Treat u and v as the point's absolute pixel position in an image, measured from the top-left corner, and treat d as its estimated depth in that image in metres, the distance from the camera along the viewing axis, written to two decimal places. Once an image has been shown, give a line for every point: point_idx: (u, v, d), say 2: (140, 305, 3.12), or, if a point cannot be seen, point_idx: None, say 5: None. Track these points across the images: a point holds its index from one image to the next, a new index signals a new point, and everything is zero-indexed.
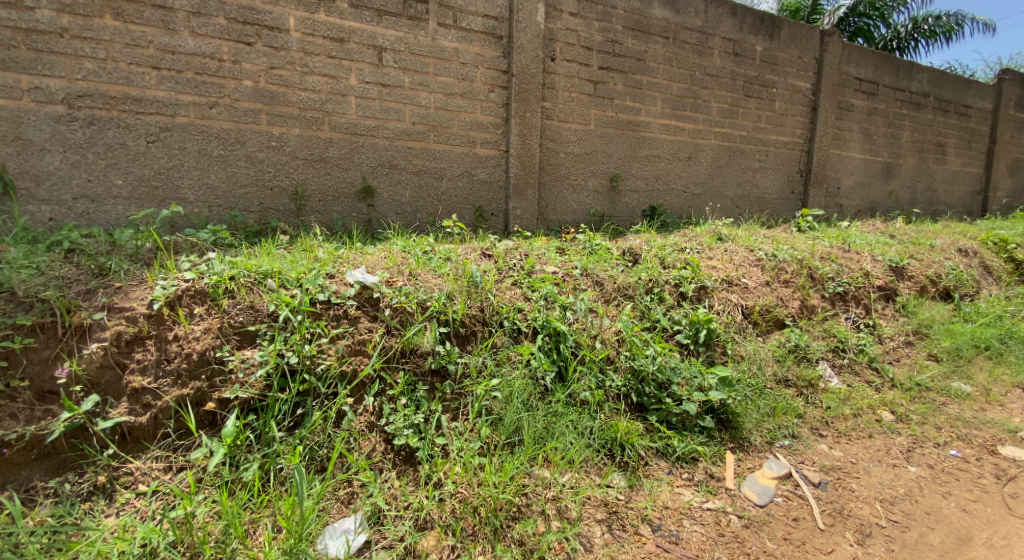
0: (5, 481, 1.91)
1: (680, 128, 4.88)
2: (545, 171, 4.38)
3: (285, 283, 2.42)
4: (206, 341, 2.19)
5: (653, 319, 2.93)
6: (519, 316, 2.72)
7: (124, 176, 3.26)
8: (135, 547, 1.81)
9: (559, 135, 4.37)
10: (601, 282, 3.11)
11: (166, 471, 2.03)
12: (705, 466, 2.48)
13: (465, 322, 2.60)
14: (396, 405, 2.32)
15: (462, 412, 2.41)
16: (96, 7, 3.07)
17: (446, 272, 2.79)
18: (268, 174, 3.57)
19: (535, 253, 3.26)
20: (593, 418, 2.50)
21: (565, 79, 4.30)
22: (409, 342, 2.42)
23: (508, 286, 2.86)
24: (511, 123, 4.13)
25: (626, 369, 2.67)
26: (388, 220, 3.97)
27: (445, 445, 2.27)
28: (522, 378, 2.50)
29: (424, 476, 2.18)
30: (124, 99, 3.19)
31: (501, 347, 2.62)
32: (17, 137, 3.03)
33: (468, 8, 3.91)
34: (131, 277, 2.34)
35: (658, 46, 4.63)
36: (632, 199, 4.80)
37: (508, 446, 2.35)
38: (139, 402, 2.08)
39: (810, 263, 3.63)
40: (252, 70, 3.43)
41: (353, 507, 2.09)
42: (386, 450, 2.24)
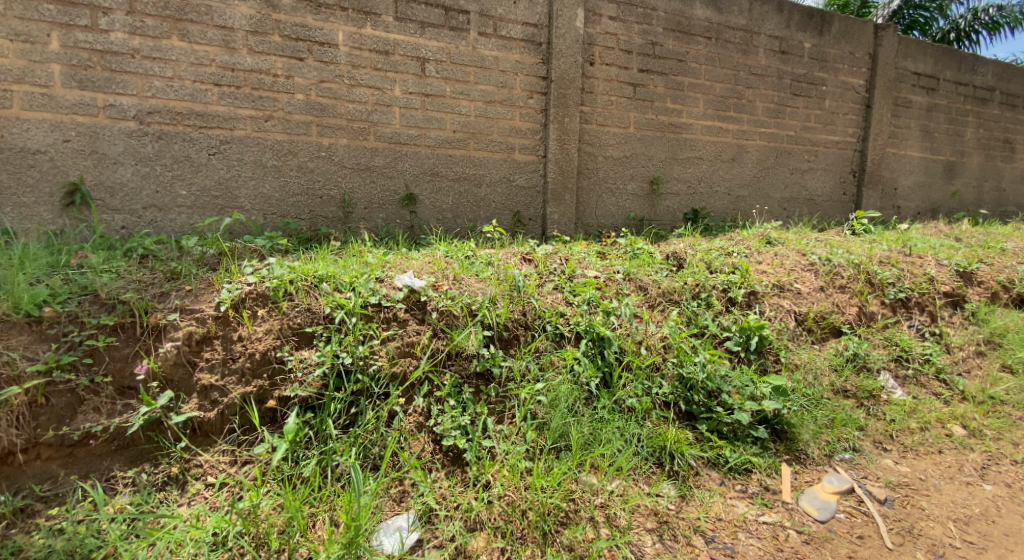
0: (89, 470, 2.04)
1: (724, 130, 4.81)
2: (583, 175, 4.38)
3: (339, 287, 2.50)
4: (267, 341, 2.29)
5: (701, 325, 2.89)
6: (562, 321, 2.72)
7: (188, 186, 3.44)
8: (207, 536, 1.90)
9: (599, 139, 4.37)
10: (645, 287, 3.08)
11: (232, 465, 2.13)
12: (760, 478, 2.43)
13: (508, 326, 2.63)
14: (443, 406, 2.36)
15: (507, 416, 2.43)
16: (164, 29, 3.26)
17: (488, 276, 2.82)
18: (318, 183, 3.71)
19: (576, 258, 3.24)
20: (640, 426, 2.48)
21: (604, 83, 4.31)
22: (455, 345, 2.47)
23: (550, 291, 2.87)
24: (550, 128, 4.16)
25: (674, 376, 2.64)
26: (430, 225, 4.05)
27: (491, 447, 2.30)
28: (566, 382, 2.50)
29: (472, 477, 2.21)
30: (188, 115, 3.37)
31: (545, 351, 2.63)
32: (94, 151, 3.23)
33: (508, 16, 3.97)
34: (198, 281, 2.47)
35: (701, 47, 4.58)
36: (674, 202, 4.75)
37: (555, 451, 2.36)
38: (207, 398, 2.18)
39: (868, 268, 3.51)
40: (304, 83, 3.57)
41: (405, 506, 2.14)
42: (435, 451, 2.28)
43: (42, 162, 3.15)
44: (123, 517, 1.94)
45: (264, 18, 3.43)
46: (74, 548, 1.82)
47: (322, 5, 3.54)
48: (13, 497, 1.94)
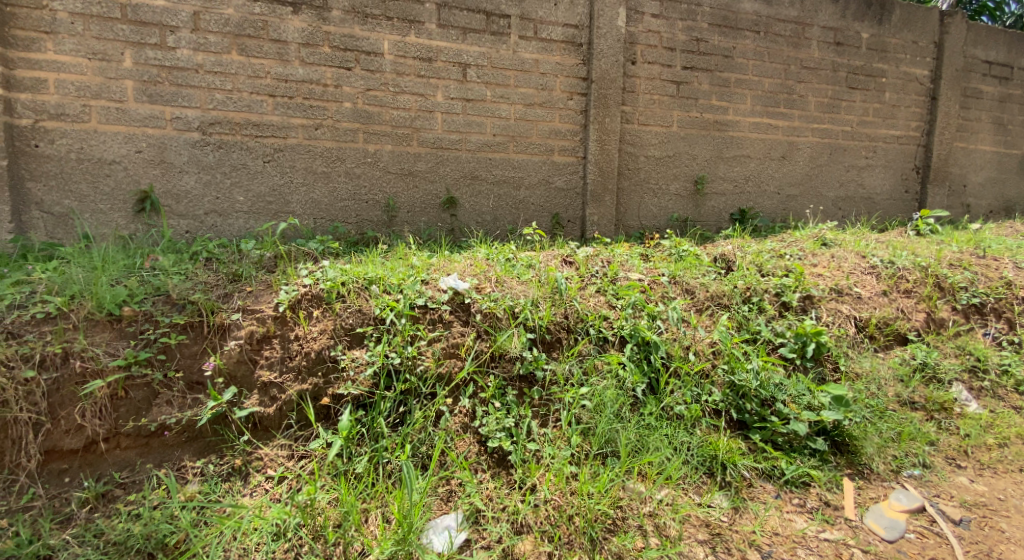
0: (162, 460, 2.16)
1: (773, 127, 4.70)
2: (624, 175, 4.36)
3: (388, 289, 2.57)
4: (322, 341, 2.37)
5: (753, 330, 2.84)
6: (605, 325, 2.71)
7: (245, 193, 3.61)
8: (269, 526, 1.99)
9: (640, 139, 4.34)
10: (692, 291, 3.04)
11: (289, 458, 2.22)
12: (819, 492, 2.37)
13: (550, 329, 2.64)
14: (488, 408, 2.40)
15: (551, 419, 2.45)
16: (225, 45, 3.43)
17: (530, 279, 2.85)
18: (364, 188, 3.82)
19: (618, 260, 3.21)
20: (690, 433, 2.46)
21: (646, 82, 4.28)
22: (499, 346, 2.51)
23: (592, 294, 2.86)
24: (590, 129, 4.16)
25: (725, 384, 2.60)
26: (470, 228, 4.11)
27: (537, 450, 2.32)
28: (611, 386, 2.50)
29: (518, 479, 2.24)
30: (246, 125, 3.53)
31: (589, 355, 2.63)
32: (162, 161, 3.43)
33: (549, 18, 4.00)
34: (258, 283, 2.59)
35: (748, 41, 4.49)
36: (720, 202, 4.67)
37: (601, 457, 2.37)
38: (267, 394, 2.29)
39: (937, 271, 3.37)
40: (352, 92, 3.69)
41: (453, 505, 2.17)
42: (481, 452, 2.32)
43: (116, 171, 3.36)
44: (193, 505, 2.05)
45: (315, 30, 3.57)
46: (150, 533, 1.93)
47: (368, 15, 3.65)
48: (96, 483, 2.07)
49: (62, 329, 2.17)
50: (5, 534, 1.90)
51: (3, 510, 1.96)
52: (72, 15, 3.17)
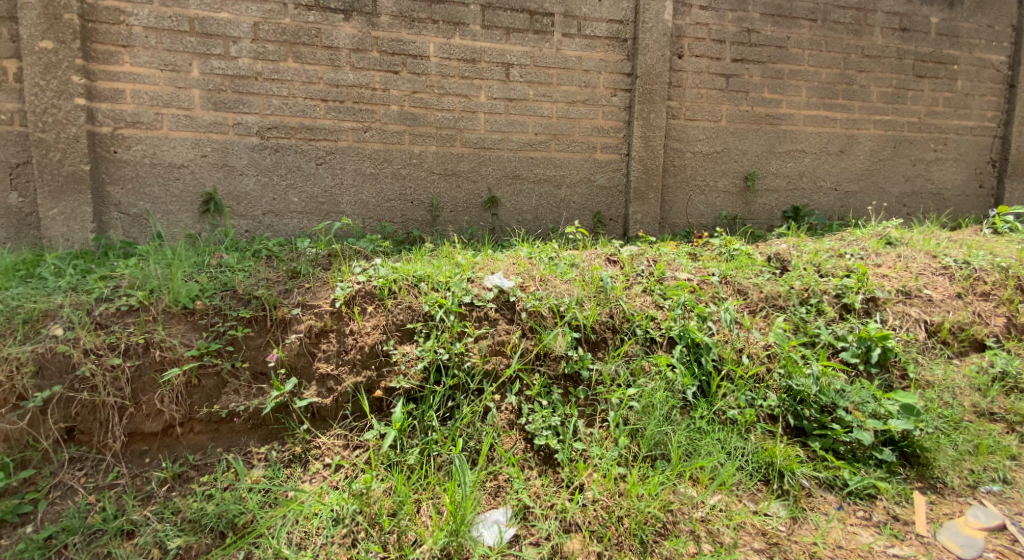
0: (230, 445, 2.29)
1: (830, 119, 4.58)
2: (670, 172, 4.34)
3: (436, 286, 2.65)
4: (375, 335, 2.47)
5: (812, 333, 2.79)
6: (652, 325, 2.72)
7: (300, 194, 3.77)
8: (329, 512, 2.10)
9: (686, 134, 4.31)
10: (745, 291, 3.01)
11: (345, 448, 2.32)
12: (886, 506, 2.32)
13: (595, 329, 2.67)
14: (534, 406, 2.45)
15: (598, 419, 2.48)
16: (282, 53, 3.59)
17: (574, 278, 2.88)
18: (409, 189, 3.93)
19: (665, 259, 3.21)
20: (744, 439, 2.45)
21: (693, 76, 4.25)
22: (544, 346, 2.56)
23: (639, 293, 2.87)
24: (634, 125, 4.15)
25: (781, 388, 2.58)
26: (512, 227, 4.18)
27: (584, 450, 2.36)
28: (661, 388, 2.51)
29: (566, 478, 2.28)
30: (300, 129, 3.69)
31: (635, 356, 2.65)
32: (224, 164, 3.62)
33: (593, 15, 4.01)
34: (317, 279, 2.72)
35: (804, 30, 4.38)
36: (771, 199, 4.59)
37: (650, 459, 2.38)
38: (325, 386, 2.40)
39: (1018, 272, 3.25)
40: (399, 95, 3.80)
41: (501, 500, 2.23)
42: (529, 449, 2.37)
43: (184, 175, 3.58)
44: (260, 488, 2.17)
45: (365, 36, 3.69)
46: (221, 513, 2.06)
47: (416, 19, 3.75)
48: (173, 464, 2.22)
49: (144, 321, 2.34)
50: (93, 508, 2.06)
51: (92, 486, 2.12)
52: (145, 29, 3.38)
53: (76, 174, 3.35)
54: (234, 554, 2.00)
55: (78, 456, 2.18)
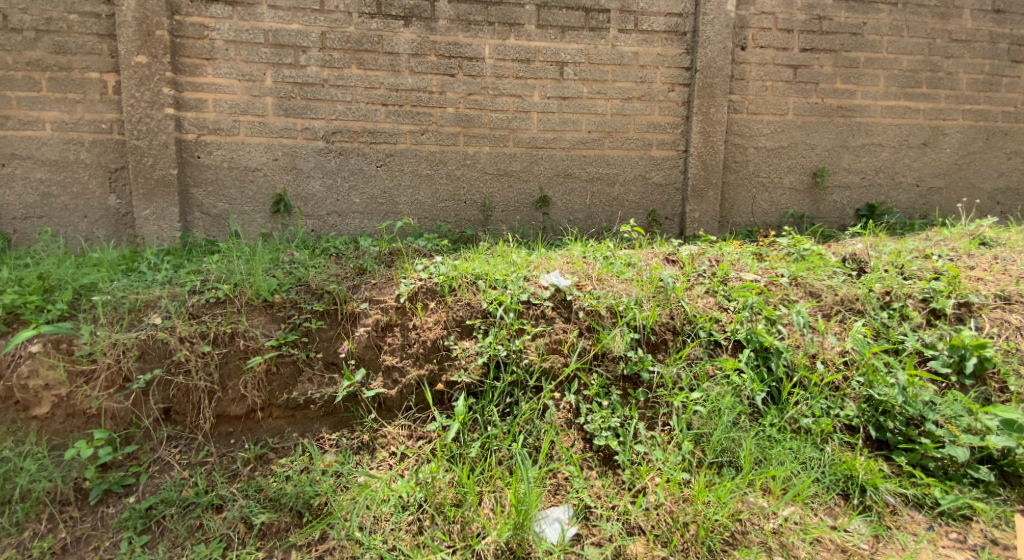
0: (304, 431, 2.45)
1: (912, 110, 4.37)
2: (731, 169, 4.27)
3: (494, 284, 2.72)
4: (437, 331, 2.57)
5: (896, 340, 2.70)
6: (716, 328, 2.71)
7: (361, 195, 3.95)
8: (397, 498, 2.20)
9: (749, 129, 4.23)
10: (818, 294, 2.95)
11: (409, 438, 2.43)
12: (982, 528, 2.21)
13: (655, 330, 2.68)
14: (592, 405, 2.48)
15: (659, 423, 2.49)
16: (346, 60, 3.75)
17: (632, 277, 2.89)
18: (463, 189, 4.04)
19: (729, 259, 3.16)
20: (820, 450, 2.42)
21: (758, 68, 4.14)
22: (602, 346, 2.58)
23: (700, 294, 2.86)
24: (693, 120, 4.10)
25: (861, 398, 2.52)
26: (563, 226, 4.22)
27: (645, 453, 2.38)
28: (727, 393, 2.51)
29: (628, 480, 2.30)
30: (362, 133, 3.85)
31: (698, 359, 2.64)
32: (293, 167, 3.83)
33: (651, 9, 3.96)
34: (382, 276, 2.84)
35: (883, 15, 4.19)
36: (842, 197, 4.45)
37: (717, 466, 2.37)
38: (390, 377, 2.51)
39: None
40: (455, 97, 3.91)
41: (562, 498, 2.27)
42: (589, 449, 2.41)
43: (258, 178, 3.81)
44: (332, 472, 2.30)
45: (424, 41, 3.80)
46: (298, 494, 2.20)
47: (472, 22, 3.82)
48: (255, 445, 2.39)
49: (230, 312, 2.53)
50: (187, 483, 2.24)
51: (184, 463, 2.31)
52: (226, 42, 3.61)
53: (165, 178, 3.63)
54: (311, 534, 2.12)
55: (174, 434, 2.37)
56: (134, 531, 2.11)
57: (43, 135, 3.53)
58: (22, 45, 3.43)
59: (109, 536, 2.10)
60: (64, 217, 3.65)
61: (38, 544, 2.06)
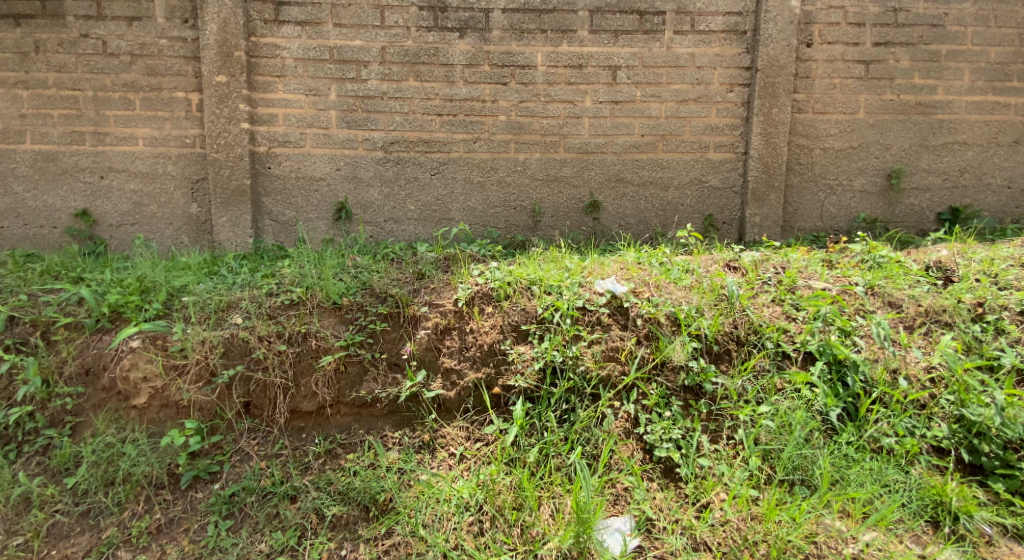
0: (369, 429, 2.56)
1: (1002, 105, 4.16)
2: (794, 172, 4.19)
3: (549, 289, 2.78)
4: (493, 335, 2.64)
5: (990, 356, 2.59)
6: (785, 338, 2.67)
7: (416, 203, 4.08)
8: (460, 500, 2.28)
9: (815, 129, 4.14)
10: (898, 304, 2.86)
11: (468, 439, 2.51)
12: None
13: (718, 340, 2.67)
14: (651, 416, 2.49)
15: (723, 436, 2.46)
16: (404, 73, 3.90)
17: (692, 284, 2.89)
18: (513, 196, 4.12)
19: (795, 267, 3.12)
20: (904, 471, 2.34)
21: (825, 65, 4.04)
22: (661, 355, 2.59)
23: (766, 303, 2.83)
24: (753, 122, 4.03)
25: (952, 418, 2.44)
26: (614, 231, 4.24)
27: (709, 467, 2.36)
28: (798, 408, 2.47)
29: (691, 495, 2.29)
30: (418, 142, 4.00)
31: (765, 372, 2.61)
32: (354, 177, 4.01)
33: (708, 9, 3.93)
34: (439, 280, 2.95)
35: (966, 5, 4.02)
36: (920, 199, 4.27)
37: (788, 484, 2.33)
38: (449, 379, 2.60)
39: None
40: (506, 105, 3.99)
41: (622, 508, 2.28)
42: (649, 460, 2.41)
43: (322, 187, 4.00)
44: (396, 469, 2.40)
45: (478, 51, 3.91)
46: (365, 489, 2.31)
47: (525, 30, 3.90)
48: (325, 441, 2.52)
49: (303, 314, 2.68)
50: (265, 473, 2.39)
51: (262, 454, 2.47)
52: (296, 60, 3.82)
53: (241, 188, 3.87)
54: (378, 529, 2.23)
55: (253, 427, 2.54)
56: (219, 516, 2.27)
57: (136, 149, 3.83)
58: (118, 68, 3.74)
59: (197, 520, 2.27)
60: (153, 224, 3.94)
61: (136, 524, 2.25)
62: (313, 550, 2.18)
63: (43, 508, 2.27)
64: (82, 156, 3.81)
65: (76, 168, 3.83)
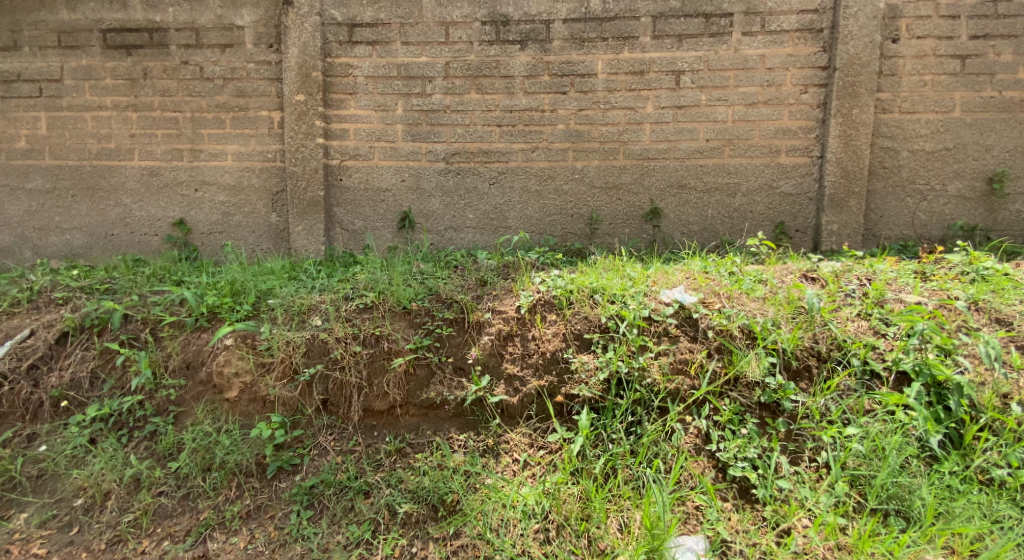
0: (435, 431, 2.65)
1: None
2: (876, 176, 4.03)
3: (613, 298, 2.81)
4: (555, 343, 2.69)
5: None
6: (874, 355, 2.59)
7: (475, 211, 4.20)
8: (527, 507, 2.32)
9: (903, 130, 3.95)
10: (1006, 320, 2.73)
11: (531, 446, 2.55)
12: None
13: (798, 356, 2.61)
14: (724, 433, 2.47)
15: (804, 458, 2.41)
16: (466, 86, 4.03)
17: (768, 296, 2.85)
18: (571, 203, 4.17)
19: (882, 278, 3.02)
20: (1019, 507, 2.21)
21: (913, 61, 3.86)
22: (735, 370, 2.57)
23: (851, 317, 2.75)
24: (831, 123, 3.90)
25: None
26: (675, 239, 4.21)
27: (790, 491, 2.31)
28: (891, 432, 2.39)
29: (770, 519, 2.25)
30: (478, 153, 4.11)
31: (850, 391, 2.54)
32: (417, 188, 4.16)
33: (780, 8, 3.85)
34: (502, 287, 3.02)
35: None
36: None
37: (880, 514, 2.25)
38: (511, 385, 2.66)
39: None
40: (566, 114, 4.05)
41: (694, 528, 2.26)
42: (723, 479, 2.38)
43: (387, 198, 4.18)
44: (463, 471, 2.48)
45: (538, 62, 3.99)
46: (434, 489, 2.41)
47: (586, 39, 3.96)
48: (395, 440, 2.64)
49: (376, 318, 2.82)
50: (341, 468, 2.52)
51: (337, 449, 2.61)
52: (366, 78, 4.03)
53: (316, 199, 4.10)
54: (446, 529, 2.32)
55: (331, 424, 2.68)
56: (301, 506, 2.42)
57: (226, 164, 4.12)
58: (212, 91, 4.04)
59: (281, 508, 2.42)
60: (239, 233, 4.22)
61: (229, 508, 2.43)
62: (386, 545, 2.30)
63: (150, 489, 2.48)
64: (180, 171, 4.14)
65: (175, 183, 4.16)
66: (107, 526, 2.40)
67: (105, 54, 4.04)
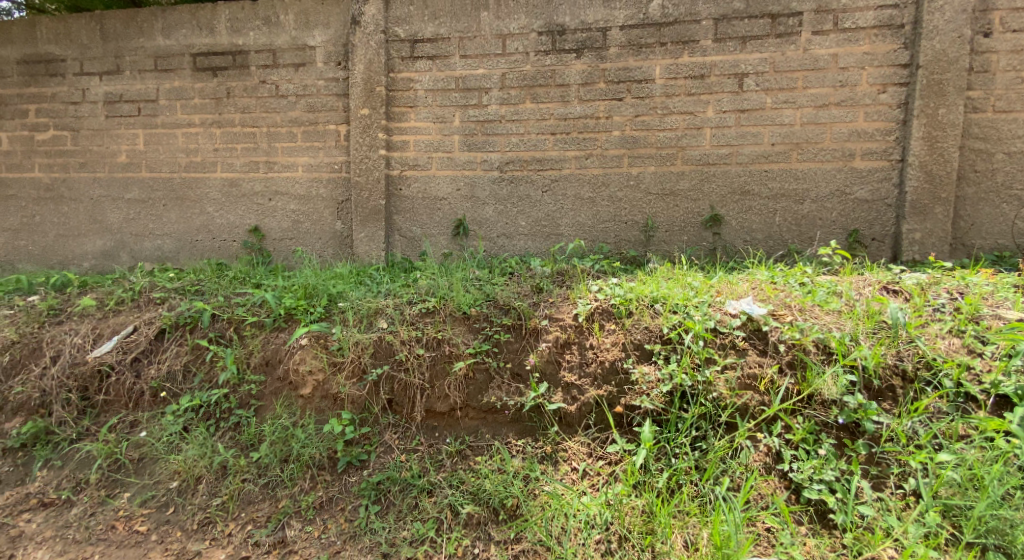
0: (494, 435, 2.70)
1: None
2: (965, 181, 3.81)
3: (674, 308, 2.78)
4: (614, 352, 2.69)
5: None
6: (967, 376, 2.46)
7: (527, 219, 4.25)
8: (588, 516, 2.32)
9: (997, 130, 3.74)
10: None
11: (590, 456, 2.56)
12: None
13: (880, 375, 2.51)
14: (799, 454, 2.40)
15: (889, 484, 2.32)
16: (522, 96, 4.11)
17: (846, 310, 2.75)
18: (625, 210, 4.16)
19: (975, 293, 2.86)
20: None
21: (1007, 57, 3.66)
22: (810, 387, 2.50)
23: (940, 335, 2.62)
24: (914, 124, 3.73)
25: None
26: (737, 246, 4.12)
27: (873, 518, 2.22)
28: (989, 460, 2.26)
29: (852, 546, 2.16)
30: (531, 161, 4.17)
31: (941, 414, 2.43)
32: (471, 196, 4.26)
33: (854, 6, 3.74)
34: (559, 294, 3.05)
35: None
36: None
37: (978, 548, 2.12)
38: (569, 393, 2.67)
39: None
40: (621, 120, 4.06)
41: (769, 551, 2.20)
42: (798, 501, 2.32)
43: (444, 207, 4.30)
44: (523, 476, 2.51)
45: (595, 70, 4.02)
46: (495, 491, 2.45)
47: (644, 45, 3.96)
48: (456, 442, 2.70)
49: (437, 322, 2.91)
50: (405, 466, 2.61)
51: (401, 447, 2.69)
52: (427, 91, 4.17)
53: (377, 208, 4.26)
54: (507, 532, 2.36)
55: (396, 423, 2.77)
56: (369, 500, 2.51)
57: (297, 175, 4.35)
58: (286, 106, 4.28)
59: (351, 501, 2.53)
60: (309, 239, 4.43)
61: (305, 498, 2.55)
62: (449, 544, 2.36)
63: (235, 476, 2.64)
64: (256, 182, 4.40)
65: (252, 193, 4.42)
66: (199, 508, 2.56)
67: (195, 75, 4.36)
